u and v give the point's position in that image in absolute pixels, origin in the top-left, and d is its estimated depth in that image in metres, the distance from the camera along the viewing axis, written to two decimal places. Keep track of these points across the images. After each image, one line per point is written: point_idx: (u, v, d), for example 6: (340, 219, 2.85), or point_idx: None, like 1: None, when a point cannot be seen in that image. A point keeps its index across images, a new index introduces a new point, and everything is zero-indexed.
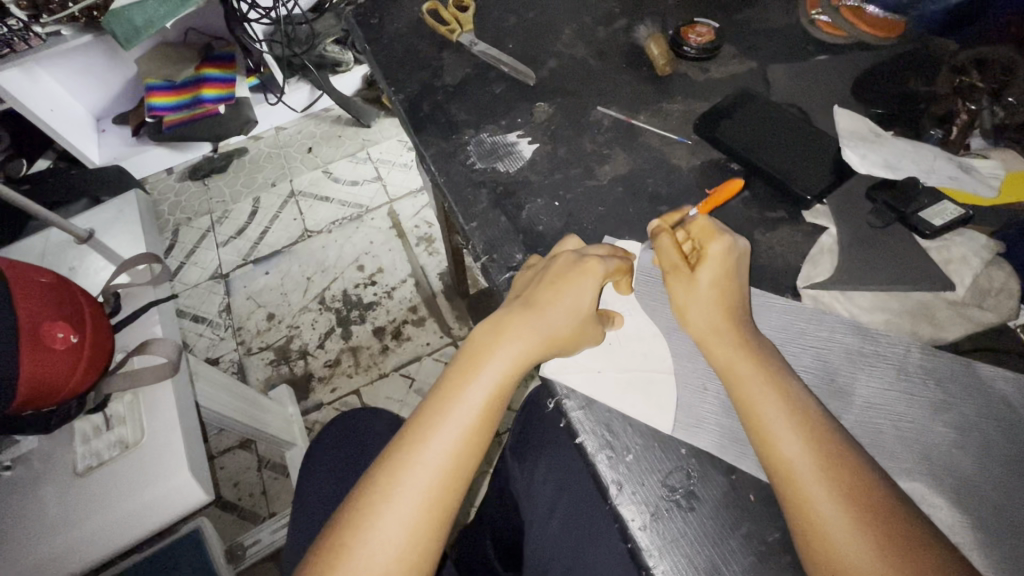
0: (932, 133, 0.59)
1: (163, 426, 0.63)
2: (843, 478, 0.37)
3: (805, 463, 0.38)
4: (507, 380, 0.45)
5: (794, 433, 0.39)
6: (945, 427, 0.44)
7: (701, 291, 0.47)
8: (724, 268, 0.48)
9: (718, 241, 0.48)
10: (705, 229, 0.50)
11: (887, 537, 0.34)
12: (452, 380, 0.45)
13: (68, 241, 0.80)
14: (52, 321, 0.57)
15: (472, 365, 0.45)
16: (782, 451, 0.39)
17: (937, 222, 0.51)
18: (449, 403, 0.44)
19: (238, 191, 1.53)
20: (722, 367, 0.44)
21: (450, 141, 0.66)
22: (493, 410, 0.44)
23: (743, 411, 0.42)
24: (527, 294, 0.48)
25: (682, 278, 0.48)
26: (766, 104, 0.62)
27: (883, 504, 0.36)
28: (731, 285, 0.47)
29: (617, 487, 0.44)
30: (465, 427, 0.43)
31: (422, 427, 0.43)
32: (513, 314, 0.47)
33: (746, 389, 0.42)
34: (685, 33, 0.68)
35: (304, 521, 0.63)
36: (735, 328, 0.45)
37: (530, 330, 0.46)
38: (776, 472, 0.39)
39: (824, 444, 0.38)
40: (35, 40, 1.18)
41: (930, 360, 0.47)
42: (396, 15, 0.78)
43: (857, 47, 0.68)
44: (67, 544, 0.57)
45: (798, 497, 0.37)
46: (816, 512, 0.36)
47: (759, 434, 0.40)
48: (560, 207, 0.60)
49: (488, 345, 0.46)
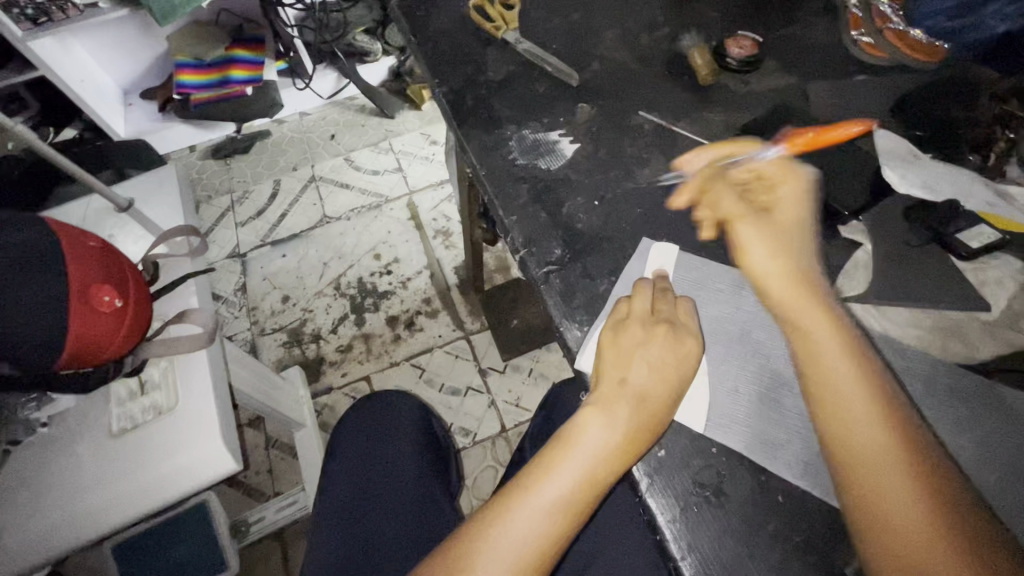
0: (970, 158, 0.60)
1: (195, 393, 0.64)
2: (889, 421, 0.41)
3: (855, 405, 0.42)
4: (600, 467, 0.42)
5: (850, 377, 0.43)
6: (969, 444, 0.45)
7: (773, 224, 0.52)
8: (797, 191, 0.56)
9: (790, 184, 0.56)
10: (781, 170, 0.57)
11: (923, 471, 0.39)
12: (542, 462, 0.43)
13: (107, 208, 0.82)
14: (99, 285, 0.59)
15: (565, 447, 0.43)
16: (843, 401, 0.42)
17: (974, 244, 0.53)
18: (542, 476, 0.42)
19: (259, 172, 1.55)
20: (792, 326, 0.47)
21: (493, 135, 0.67)
22: (585, 495, 0.41)
23: (802, 353, 0.46)
24: (624, 367, 0.46)
25: (754, 211, 0.53)
26: (803, 120, 0.65)
27: (921, 448, 0.40)
28: (803, 217, 0.54)
29: (648, 480, 0.45)
30: (556, 505, 0.41)
31: (511, 496, 0.42)
32: (613, 388, 0.45)
33: (807, 333, 0.46)
34: (728, 45, 0.70)
35: (328, 501, 0.66)
36: (803, 278, 0.49)
37: (628, 414, 0.44)
38: (823, 412, 0.43)
39: (879, 391, 0.42)
40: (73, 10, 1.19)
41: (956, 379, 0.48)
42: (443, 9, 0.79)
43: (897, 69, 0.68)
44: (97, 502, 0.59)
45: (841, 431, 0.42)
46: (856, 446, 0.41)
47: (814, 375, 0.44)
48: (599, 207, 0.61)
49: (585, 419, 0.44)
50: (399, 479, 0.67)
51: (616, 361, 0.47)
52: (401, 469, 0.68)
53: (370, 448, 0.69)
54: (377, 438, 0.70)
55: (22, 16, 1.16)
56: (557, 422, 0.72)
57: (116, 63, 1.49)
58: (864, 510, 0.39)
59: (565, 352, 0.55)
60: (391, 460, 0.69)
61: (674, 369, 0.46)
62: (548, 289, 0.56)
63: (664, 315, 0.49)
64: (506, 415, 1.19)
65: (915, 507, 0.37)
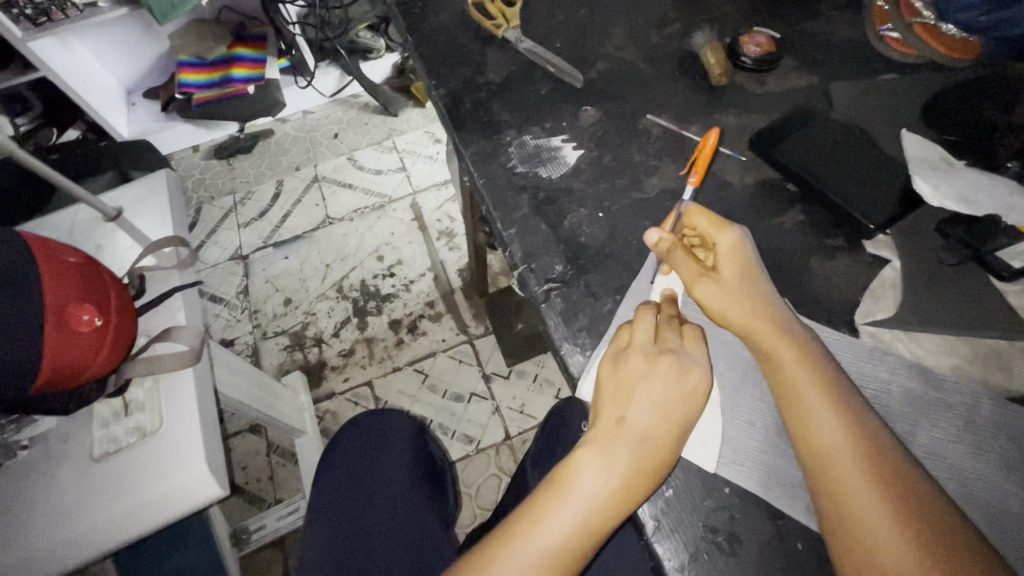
0: (1009, 165, 0.55)
1: (180, 415, 0.62)
2: (880, 466, 0.37)
3: (842, 449, 0.38)
4: (597, 514, 0.39)
5: (834, 417, 0.39)
6: (1015, 487, 0.41)
7: (727, 286, 0.46)
8: (736, 257, 0.47)
9: (728, 233, 0.48)
10: (712, 220, 0.49)
11: (914, 512, 0.35)
12: (533, 506, 0.40)
13: (96, 217, 0.79)
14: (79, 304, 0.56)
15: (559, 491, 0.40)
16: (821, 437, 0.39)
17: (1016, 263, 0.49)
18: (533, 523, 0.39)
19: (262, 172, 1.52)
20: (766, 358, 0.43)
21: (492, 141, 0.63)
22: (580, 545, 0.38)
23: (780, 390, 0.42)
24: (623, 404, 0.42)
25: (704, 281, 0.46)
26: (825, 125, 0.59)
27: (923, 495, 0.36)
28: (750, 282, 0.46)
29: (654, 523, 0.42)
30: (547, 557, 0.37)
31: (499, 545, 0.39)
32: (611, 428, 0.42)
33: (785, 369, 0.42)
34: (744, 42, 0.65)
35: (317, 526, 0.62)
36: (771, 316, 0.44)
37: (628, 458, 0.40)
38: (810, 455, 0.39)
39: (859, 426, 0.39)
40: (72, 9, 1.17)
41: (999, 414, 0.44)
42: (441, 6, 0.75)
43: (926, 67, 0.64)
44: (78, 530, 0.56)
45: (829, 478, 0.38)
46: (846, 496, 0.37)
47: (796, 416, 0.40)
48: (604, 219, 0.57)
49: (581, 460, 0.41)
50: (393, 504, 0.64)
51: (616, 397, 0.43)
52: (395, 493, 0.65)
53: (362, 473, 0.67)
54: (370, 463, 0.67)
55: (22, 15, 1.14)
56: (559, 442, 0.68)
57: (117, 63, 1.47)
58: (849, 557, 0.36)
59: (566, 376, 0.51)
60: (385, 484, 0.66)
61: (680, 405, 0.42)
62: (549, 308, 0.53)
63: (667, 345, 0.45)
64: (510, 422, 1.16)
65: (919, 565, 0.34)
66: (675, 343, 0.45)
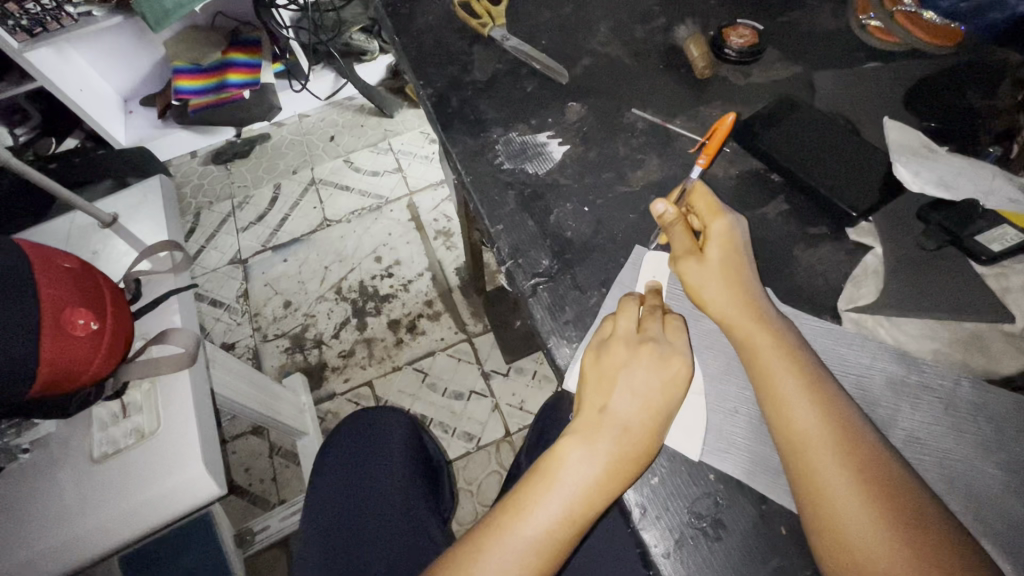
0: (990, 150, 0.55)
1: (178, 416, 0.63)
2: (854, 449, 0.38)
3: (817, 436, 0.39)
4: (580, 503, 0.39)
5: (809, 404, 0.40)
6: (996, 468, 0.42)
7: (711, 271, 0.47)
8: (725, 242, 0.48)
9: (721, 219, 0.49)
10: (709, 206, 0.50)
11: (883, 491, 0.36)
12: (520, 497, 0.41)
13: (93, 225, 0.80)
14: (74, 308, 0.57)
15: (543, 482, 0.41)
16: (795, 421, 0.39)
17: (995, 247, 0.48)
18: (520, 514, 0.40)
19: (259, 176, 1.52)
20: (743, 345, 0.44)
21: (479, 139, 0.64)
22: (565, 534, 0.39)
23: (758, 378, 0.42)
24: (605, 393, 0.43)
25: (692, 261, 0.48)
26: (812, 111, 0.59)
27: (898, 481, 0.36)
28: (737, 268, 0.47)
29: (641, 511, 0.43)
30: (532, 545, 0.38)
31: (486, 536, 0.39)
32: (594, 419, 0.42)
33: (761, 358, 0.43)
34: (726, 34, 0.66)
35: (315, 526, 0.63)
36: (753, 306, 0.45)
37: (610, 447, 0.41)
38: (786, 442, 0.40)
39: (832, 411, 0.39)
40: (67, 19, 1.18)
41: (980, 397, 0.44)
42: (427, 6, 0.75)
43: (908, 55, 0.64)
44: (79, 531, 0.58)
45: (803, 463, 0.38)
46: (821, 481, 0.37)
47: (771, 401, 0.41)
48: (589, 213, 0.58)
49: (563, 451, 0.41)
50: (388, 500, 0.65)
51: (599, 387, 0.44)
52: (389, 489, 0.66)
53: (357, 471, 0.68)
54: (365, 461, 0.68)
55: (17, 27, 1.14)
56: (552, 434, 0.69)
57: (113, 70, 1.47)
58: (826, 540, 0.36)
59: (553, 369, 0.52)
60: (380, 481, 0.67)
61: (660, 393, 0.43)
62: (537, 303, 0.53)
63: (651, 335, 0.45)
64: (510, 419, 1.16)
65: (889, 548, 0.34)
66: (658, 332, 0.46)
